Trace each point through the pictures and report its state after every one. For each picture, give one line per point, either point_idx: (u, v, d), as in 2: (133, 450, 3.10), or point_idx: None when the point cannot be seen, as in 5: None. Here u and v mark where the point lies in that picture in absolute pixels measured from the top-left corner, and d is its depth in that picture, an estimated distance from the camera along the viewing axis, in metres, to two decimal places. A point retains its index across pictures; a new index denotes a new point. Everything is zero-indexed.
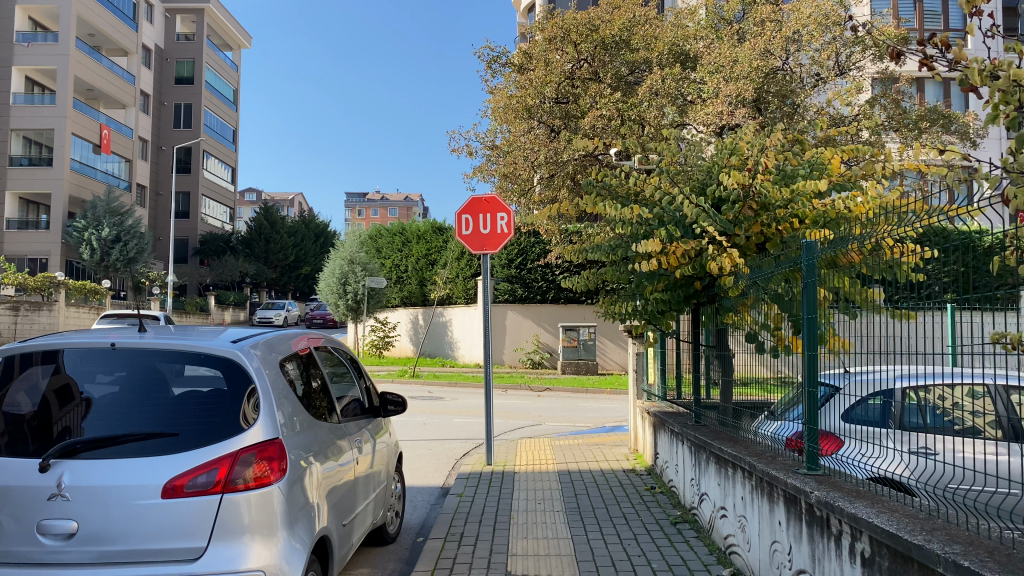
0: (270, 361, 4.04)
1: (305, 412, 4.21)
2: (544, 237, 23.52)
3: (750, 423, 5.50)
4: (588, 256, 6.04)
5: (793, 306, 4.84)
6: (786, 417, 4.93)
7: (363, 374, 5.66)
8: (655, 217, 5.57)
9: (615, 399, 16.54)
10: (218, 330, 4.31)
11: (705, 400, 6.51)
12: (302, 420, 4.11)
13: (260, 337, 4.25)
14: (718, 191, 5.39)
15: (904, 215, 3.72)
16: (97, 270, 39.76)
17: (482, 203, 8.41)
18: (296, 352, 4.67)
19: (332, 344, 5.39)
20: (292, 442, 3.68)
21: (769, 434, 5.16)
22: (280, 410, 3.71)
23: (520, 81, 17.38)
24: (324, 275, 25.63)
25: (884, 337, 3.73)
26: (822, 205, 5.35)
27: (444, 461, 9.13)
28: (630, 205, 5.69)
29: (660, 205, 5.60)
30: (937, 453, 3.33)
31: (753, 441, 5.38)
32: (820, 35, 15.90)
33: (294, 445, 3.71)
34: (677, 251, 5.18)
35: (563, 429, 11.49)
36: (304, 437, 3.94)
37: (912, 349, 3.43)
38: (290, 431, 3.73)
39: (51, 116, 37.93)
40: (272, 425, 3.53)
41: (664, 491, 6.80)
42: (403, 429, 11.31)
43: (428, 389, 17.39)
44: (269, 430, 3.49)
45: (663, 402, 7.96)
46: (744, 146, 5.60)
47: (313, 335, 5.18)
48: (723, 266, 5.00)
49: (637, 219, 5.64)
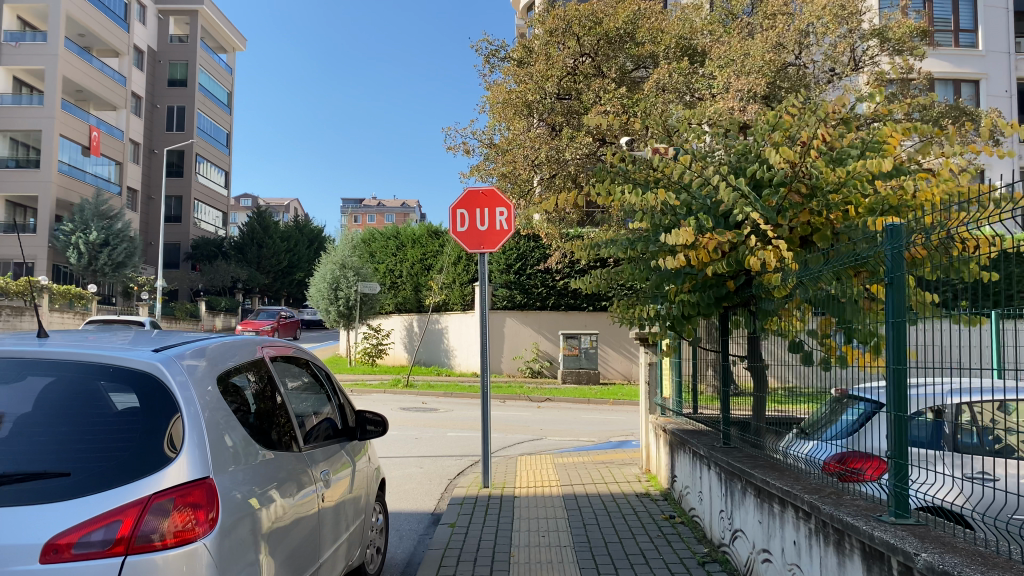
0: (214, 375, 3.21)
1: (258, 437, 3.38)
2: (544, 240, 22.69)
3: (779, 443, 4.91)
4: (601, 252, 5.23)
5: (856, 312, 4.01)
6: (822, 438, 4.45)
7: (338, 390, 4.81)
8: (682, 205, 4.75)
9: (618, 410, 15.71)
10: (151, 338, 3.47)
11: (734, 414, 5.65)
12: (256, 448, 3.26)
13: (204, 345, 3.43)
14: (759, 172, 4.53)
15: (978, 202, 2.98)
16: (86, 275, 38.87)
17: (480, 196, 7.58)
18: (256, 361, 3.84)
19: (302, 355, 4.55)
20: (235, 481, 2.87)
21: (804, 456, 4.61)
22: (216, 437, 2.86)
23: (520, 76, 16.63)
24: (315, 279, 24.74)
25: (937, 354, 3.03)
26: (884, 186, 4.47)
27: (436, 481, 8.28)
28: (651, 191, 4.86)
29: (688, 190, 4.76)
30: (989, 478, 2.79)
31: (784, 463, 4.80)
32: (835, 28, 15.13)
33: (239, 484, 2.89)
34: (710, 242, 4.36)
35: (565, 444, 10.67)
36: (255, 471, 3.13)
37: (963, 362, 2.85)
38: (234, 466, 2.92)
39: (39, 117, 37.11)
40: (203, 460, 2.71)
41: (685, 522, 5.97)
42: (392, 444, 10.48)
43: (422, 399, 16.55)
44: (198, 467, 2.66)
45: (681, 418, 7.13)
46: (789, 119, 4.75)
47: (279, 343, 4.35)
48: (766, 262, 4.14)
49: (660, 207, 4.82)
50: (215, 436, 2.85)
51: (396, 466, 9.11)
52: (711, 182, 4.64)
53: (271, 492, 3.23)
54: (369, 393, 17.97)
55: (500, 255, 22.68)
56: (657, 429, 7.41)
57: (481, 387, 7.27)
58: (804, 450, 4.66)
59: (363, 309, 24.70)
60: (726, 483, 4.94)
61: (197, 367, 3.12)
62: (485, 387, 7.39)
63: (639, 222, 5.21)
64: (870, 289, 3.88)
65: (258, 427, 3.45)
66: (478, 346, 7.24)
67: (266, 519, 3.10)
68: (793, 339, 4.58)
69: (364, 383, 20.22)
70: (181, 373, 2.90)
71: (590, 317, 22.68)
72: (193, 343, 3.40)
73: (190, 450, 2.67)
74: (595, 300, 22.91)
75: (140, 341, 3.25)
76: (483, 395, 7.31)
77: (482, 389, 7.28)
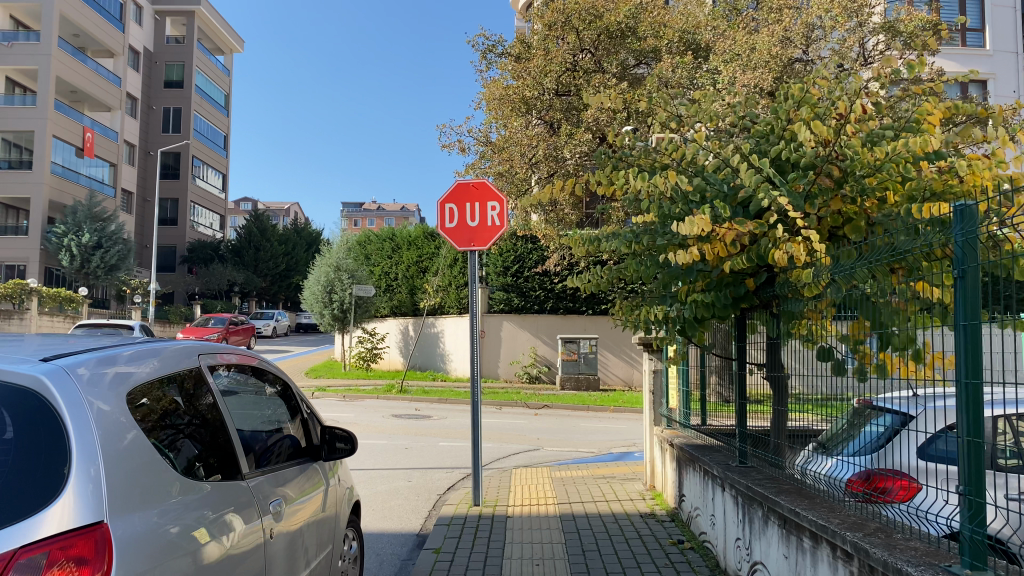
0: (142, 388, 2.65)
1: (200, 462, 2.84)
2: (543, 243, 22.11)
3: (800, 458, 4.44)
4: (603, 246, 4.67)
5: (898, 314, 3.44)
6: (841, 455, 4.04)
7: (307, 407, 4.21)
8: (696, 191, 4.17)
9: (618, 418, 15.12)
10: (73, 344, 2.91)
11: (752, 424, 5.05)
12: (191, 475, 2.70)
13: (145, 351, 2.91)
14: (785, 153, 3.95)
15: None
16: (79, 278, 38.33)
17: (471, 189, 6.99)
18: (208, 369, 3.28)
19: (270, 367, 3.96)
20: (156, 519, 2.34)
21: (824, 475, 4.17)
22: (125, 467, 2.29)
23: (517, 71, 16.09)
24: (308, 282, 24.14)
25: (1013, 362, 2.50)
26: (929, 170, 3.89)
27: (424, 498, 7.70)
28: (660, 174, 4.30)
29: (702, 174, 4.19)
30: None
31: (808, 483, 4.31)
32: (844, 21, 14.59)
33: (162, 523, 2.36)
34: (730, 232, 3.79)
35: (563, 456, 10.08)
36: (193, 504, 2.61)
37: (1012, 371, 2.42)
38: (156, 504, 2.38)
39: (31, 118, 36.57)
40: (108, 501, 2.16)
41: (694, 547, 5.38)
42: (381, 456, 9.89)
43: (416, 405, 15.95)
44: (94, 512, 2.10)
45: (689, 432, 6.58)
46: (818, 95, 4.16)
47: (242, 351, 3.77)
48: (793, 256, 3.58)
49: (671, 193, 4.25)
50: (128, 468, 2.30)
51: (382, 480, 8.51)
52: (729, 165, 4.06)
53: (215, 525, 2.72)
54: (361, 399, 17.38)
55: (497, 257, 22.14)
56: (664, 444, 6.81)
57: (473, 393, 6.69)
58: (825, 467, 4.21)
59: (357, 312, 24.12)
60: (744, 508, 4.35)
61: (115, 378, 2.55)
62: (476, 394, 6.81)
63: (645, 212, 4.64)
64: (913, 287, 3.33)
65: (205, 446, 2.92)
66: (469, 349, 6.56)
67: (207, 556, 2.59)
68: (823, 345, 4.00)
69: (356, 388, 19.61)
70: (89, 390, 2.34)
71: (589, 321, 22.16)
72: (131, 348, 2.88)
73: (88, 486, 2.12)
74: (595, 304, 22.36)
75: (61, 347, 2.73)
76: (475, 404, 6.72)
77: (474, 396, 6.70)
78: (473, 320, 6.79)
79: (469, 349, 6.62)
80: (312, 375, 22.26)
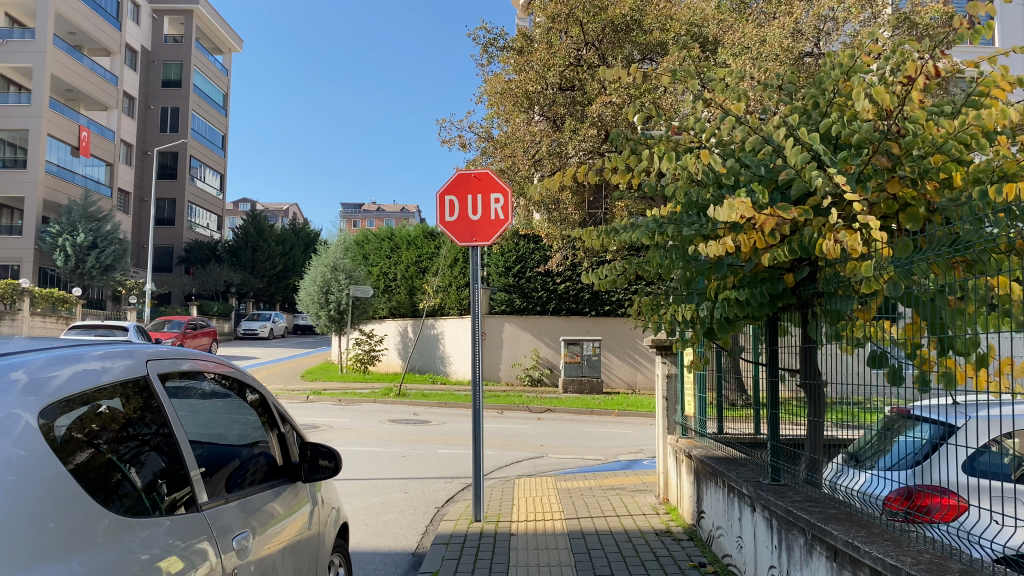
0: (94, 395, 2.24)
1: (167, 481, 2.42)
2: (545, 242, 21.59)
3: (837, 476, 4.00)
4: (620, 236, 4.19)
5: (966, 317, 2.95)
6: (879, 470, 3.71)
7: (289, 422, 3.72)
8: (731, 172, 3.67)
9: (623, 423, 14.60)
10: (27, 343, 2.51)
11: (785, 433, 4.55)
12: (150, 501, 2.28)
13: (119, 349, 2.54)
14: (836, 128, 3.43)
15: None
16: (73, 279, 37.81)
17: (472, 180, 6.48)
18: (182, 375, 2.86)
19: (249, 378, 3.48)
20: (102, 559, 1.95)
21: (859, 492, 3.81)
22: (49, 495, 1.87)
23: (519, 65, 15.63)
24: (305, 283, 23.64)
25: None
26: (1004, 149, 3.35)
27: (421, 512, 7.21)
28: (692, 153, 3.79)
29: (738, 153, 3.68)
30: None
31: (844, 502, 3.90)
32: (858, 13, 14.07)
33: (113, 562, 1.97)
34: (770, 219, 3.31)
35: (568, 464, 9.57)
36: (155, 532, 2.21)
37: None
38: (103, 540, 1.99)
39: (26, 117, 36.11)
40: (28, 545, 1.76)
41: (718, 570, 4.89)
42: (376, 465, 9.40)
43: (414, 410, 15.46)
44: (5, 561, 1.69)
45: (707, 442, 6.11)
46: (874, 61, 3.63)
47: (220, 359, 3.32)
48: (846, 247, 3.09)
49: (702, 174, 3.75)
50: (59, 499, 1.89)
51: (376, 491, 8.02)
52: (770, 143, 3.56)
53: (190, 555, 2.32)
54: (357, 403, 16.88)
55: (498, 257, 21.66)
56: (681, 454, 6.29)
57: (474, 399, 6.17)
58: (858, 483, 3.87)
59: (355, 314, 23.62)
60: (780, 534, 3.84)
61: (61, 382, 2.15)
62: (478, 401, 6.29)
63: (668, 200, 4.15)
64: (986, 286, 2.85)
65: (177, 460, 2.53)
66: (472, 350, 6.06)
67: None
68: (875, 349, 3.50)
69: (353, 392, 19.10)
70: (17, 400, 1.95)
71: (592, 323, 21.65)
72: (95, 347, 2.50)
73: (0, 525, 1.72)
74: (598, 305, 21.84)
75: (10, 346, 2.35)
76: (476, 412, 6.21)
77: (475, 402, 6.18)
78: (473, 321, 6.24)
79: (471, 351, 6.11)
80: (308, 378, 21.76)
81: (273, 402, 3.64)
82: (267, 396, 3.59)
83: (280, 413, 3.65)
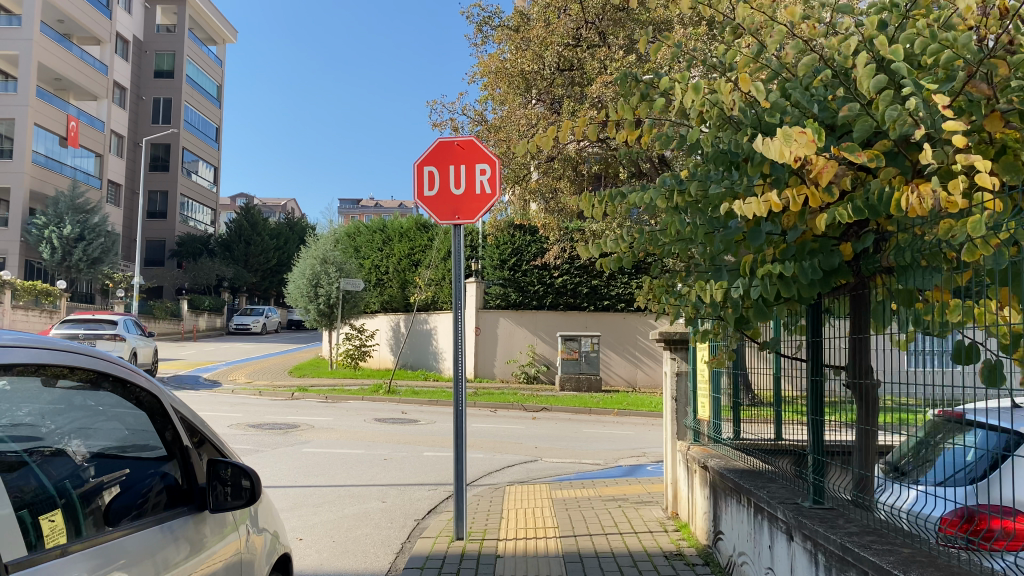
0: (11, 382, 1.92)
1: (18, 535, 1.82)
2: (542, 234, 20.81)
3: (892, 497, 3.23)
4: (632, 199, 3.39)
5: None
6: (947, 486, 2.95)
7: (207, 440, 2.87)
8: (782, 109, 2.84)
9: (622, 423, 13.76)
10: None
11: (829, 438, 3.72)
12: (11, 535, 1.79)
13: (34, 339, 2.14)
14: (927, 50, 2.59)
15: None
16: (60, 272, 36.86)
17: (455, 149, 5.65)
18: (98, 375, 2.30)
19: (153, 384, 2.60)
20: None
21: (921, 516, 3.03)
22: None
23: (515, 45, 14.83)
24: (293, 275, 22.78)
25: None
26: None
27: (398, 526, 6.42)
28: (729, 86, 2.97)
29: (790, 87, 2.85)
30: None
31: (901, 531, 3.12)
32: None
33: None
34: (824, 161, 2.51)
35: (563, 470, 8.77)
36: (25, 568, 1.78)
37: None
38: None
39: (12, 106, 35.23)
40: None
41: None
42: (355, 470, 8.61)
43: (403, 408, 14.62)
44: None
45: (724, 450, 5.31)
46: None
47: (125, 369, 2.48)
48: (939, 204, 2.28)
49: (740, 114, 2.93)
50: None
51: (350, 501, 7.22)
52: (834, 72, 2.73)
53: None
54: (344, 400, 16.03)
55: (494, 250, 20.87)
56: (693, 462, 5.48)
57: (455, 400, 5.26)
58: (910, 501, 3.13)
59: (346, 307, 22.78)
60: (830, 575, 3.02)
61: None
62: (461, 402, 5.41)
63: (694, 153, 3.34)
64: None
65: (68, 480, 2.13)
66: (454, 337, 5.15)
67: None
68: (956, 341, 2.67)
69: (341, 388, 18.24)
70: None
71: (591, 318, 20.82)
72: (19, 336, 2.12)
73: None
74: (597, 299, 21.00)
75: None
76: (459, 415, 5.28)
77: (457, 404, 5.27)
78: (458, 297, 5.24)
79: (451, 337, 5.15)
80: (295, 374, 20.89)
81: (186, 411, 2.78)
82: (178, 404, 2.72)
83: (192, 426, 2.77)
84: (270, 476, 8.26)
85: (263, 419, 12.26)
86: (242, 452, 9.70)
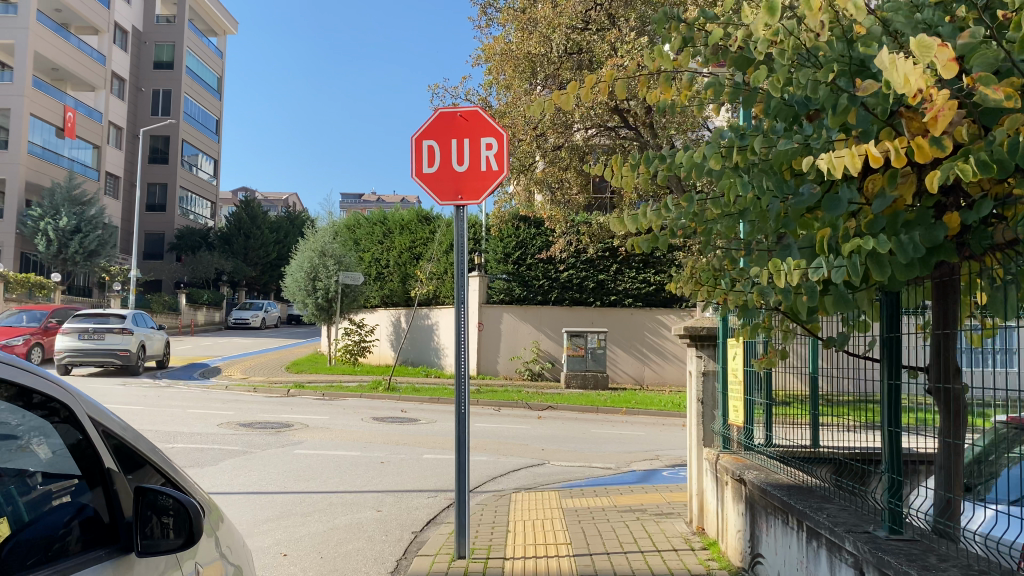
0: None
1: None
2: (548, 227, 20.25)
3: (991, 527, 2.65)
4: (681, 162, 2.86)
5: None
6: None
7: (147, 463, 2.28)
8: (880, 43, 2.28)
9: (633, 424, 13.13)
10: None
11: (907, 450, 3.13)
12: None
13: None
14: None
15: None
16: (55, 265, 36.27)
17: (458, 121, 5.05)
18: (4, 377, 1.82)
19: (67, 393, 2.02)
20: None
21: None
22: None
23: (520, 28, 14.20)
24: (290, 268, 22.21)
25: None
26: None
27: (394, 540, 5.85)
28: (812, 18, 2.42)
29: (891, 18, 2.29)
30: None
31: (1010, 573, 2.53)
32: None
33: None
34: (942, 100, 1.92)
35: (573, 474, 8.17)
36: None
37: None
38: None
39: (8, 96, 34.66)
40: None
41: None
42: (349, 474, 8.04)
43: (402, 406, 14.01)
44: None
45: (764, 460, 4.71)
46: None
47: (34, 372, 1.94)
48: None
49: (823, 51, 2.38)
50: None
51: (342, 510, 6.66)
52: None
53: None
54: (342, 398, 15.44)
55: (497, 243, 20.31)
56: (724, 473, 4.87)
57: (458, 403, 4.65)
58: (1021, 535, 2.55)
59: (345, 302, 22.19)
60: None
61: None
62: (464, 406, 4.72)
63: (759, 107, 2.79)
64: None
65: None
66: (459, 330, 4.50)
67: None
68: None
69: (339, 385, 17.65)
70: None
71: (597, 314, 20.20)
72: None
73: None
74: (603, 294, 20.43)
75: None
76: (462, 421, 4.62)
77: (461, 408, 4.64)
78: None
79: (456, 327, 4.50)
80: (293, 370, 20.27)
81: (112, 426, 2.18)
82: (99, 417, 2.13)
83: (119, 445, 2.16)
84: (259, 481, 7.67)
85: (255, 418, 11.66)
86: (229, 453, 9.11)
